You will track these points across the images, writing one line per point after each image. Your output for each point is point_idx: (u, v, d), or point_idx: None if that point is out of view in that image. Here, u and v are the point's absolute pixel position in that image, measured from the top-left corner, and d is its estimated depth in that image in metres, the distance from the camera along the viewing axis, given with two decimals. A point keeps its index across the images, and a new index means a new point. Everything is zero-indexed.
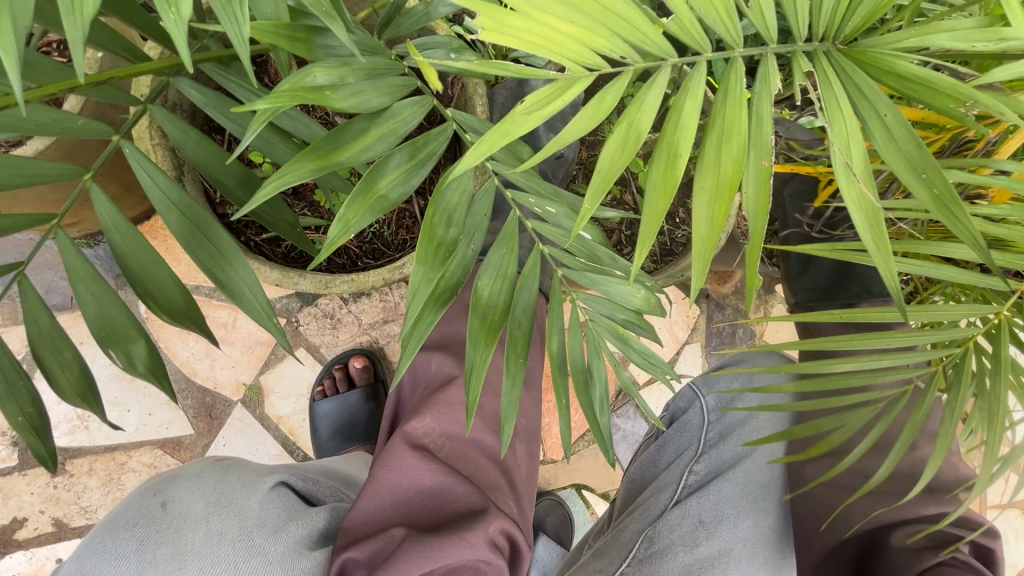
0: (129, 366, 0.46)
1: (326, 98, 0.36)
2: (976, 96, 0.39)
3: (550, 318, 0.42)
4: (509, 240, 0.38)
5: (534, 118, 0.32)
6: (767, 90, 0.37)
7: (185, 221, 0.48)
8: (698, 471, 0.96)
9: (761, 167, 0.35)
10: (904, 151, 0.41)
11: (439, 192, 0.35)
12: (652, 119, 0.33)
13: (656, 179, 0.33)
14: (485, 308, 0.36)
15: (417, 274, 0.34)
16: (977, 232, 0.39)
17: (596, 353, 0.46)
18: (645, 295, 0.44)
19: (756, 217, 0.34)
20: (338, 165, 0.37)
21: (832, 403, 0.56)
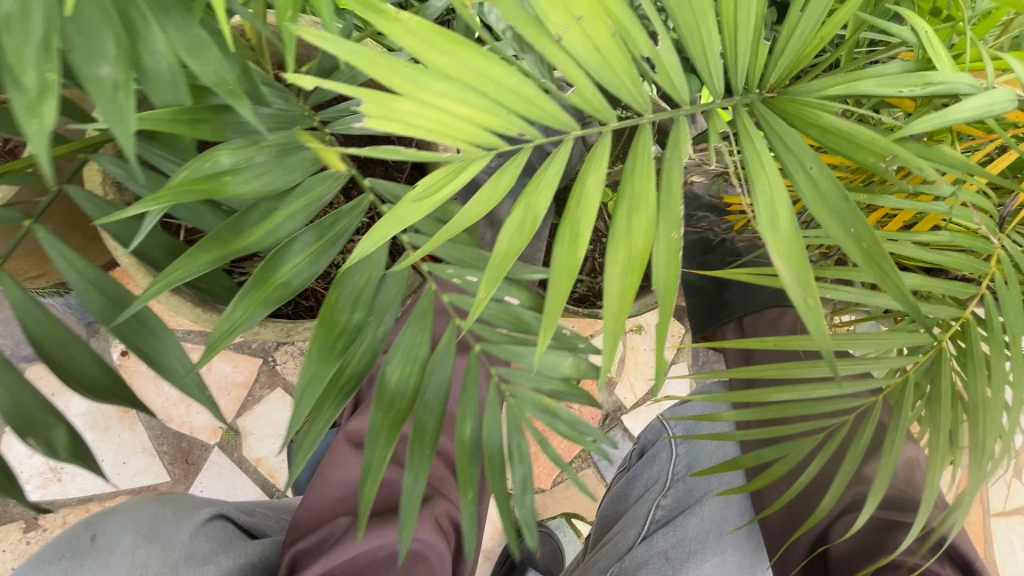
0: (49, 453, 0.45)
1: (224, 184, 0.35)
2: (895, 150, 0.38)
3: (465, 394, 0.43)
4: (421, 320, 0.40)
5: (427, 206, 0.31)
6: (677, 158, 0.36)
7: (103, 299, 0.45)
8: (665, 505, 0.97)
9: (671, 239, 0.34)
10: (831, 205, 0.40)
11: (341, 277, 0.34)
12: (550, 199, 0.32)
13: (560, 259, 0.32)
14: (391, 396, 0.39)
15: (309, 369, 0.33)
16: (907, 289, 0.38)
17: (516, 430, 0.44)
18: (573, 362, 0.43)
19: (666, 292, 0.33)
20: (239, 251, 0.36)
21: (774, 429, 0.55)
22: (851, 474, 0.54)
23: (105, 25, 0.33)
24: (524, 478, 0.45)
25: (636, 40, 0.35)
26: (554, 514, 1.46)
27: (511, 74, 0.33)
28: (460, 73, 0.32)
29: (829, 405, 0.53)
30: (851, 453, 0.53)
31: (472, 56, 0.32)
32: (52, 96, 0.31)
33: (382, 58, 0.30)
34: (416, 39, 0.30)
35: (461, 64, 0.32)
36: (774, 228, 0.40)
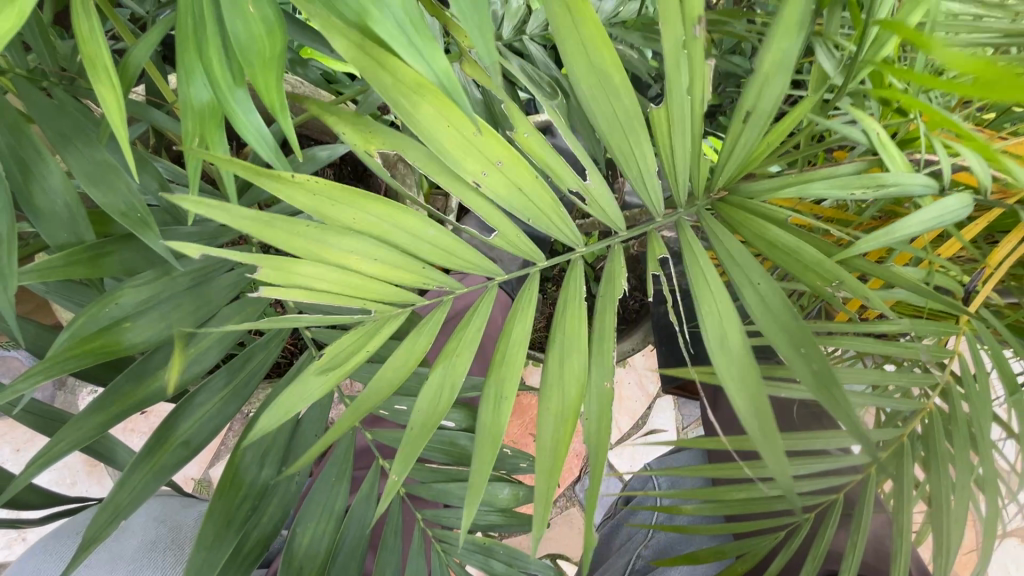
0: None
1: (121, 335, 0.33)
2: (844, 277, 0.36)
3: (384, 543, 0.43)
4: (341, 467, 0.42)
5: (335, 377, 0.29)
6: (610, 294, 0.34)
7: (36, 416, 0.46)
8: (646, 555, 0.95)
9: (604, 388, 0.32)
10: (782, 321, 0.36)
11: (245, 441, 0.37)
12: (468, 361, 0.30)
13: (485, 422, 0.30)
14: (299, 563, 0.39)
15: (195, 560, 0.34)
16: (863, 426, 0.33)
17: (442, 568, 0.45)
18: (510, 493, 0.43)
19: (598, 453, 0.30)
20: (142, 402, 0.34)
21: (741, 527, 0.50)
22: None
23: None
24: None
25: (560, 174, 0.33)
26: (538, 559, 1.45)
27: (427, 225, 0.30)
28: (371, 227, 0.29)
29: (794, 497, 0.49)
30: (814, 552, 0.49)
31: (379, 207, 0.29)
32: None
33: (278, 220, 0.27)
34: (312, 199, 0.27)
35: (371, 217, 0.29)
36: (725, 352, 0.36)
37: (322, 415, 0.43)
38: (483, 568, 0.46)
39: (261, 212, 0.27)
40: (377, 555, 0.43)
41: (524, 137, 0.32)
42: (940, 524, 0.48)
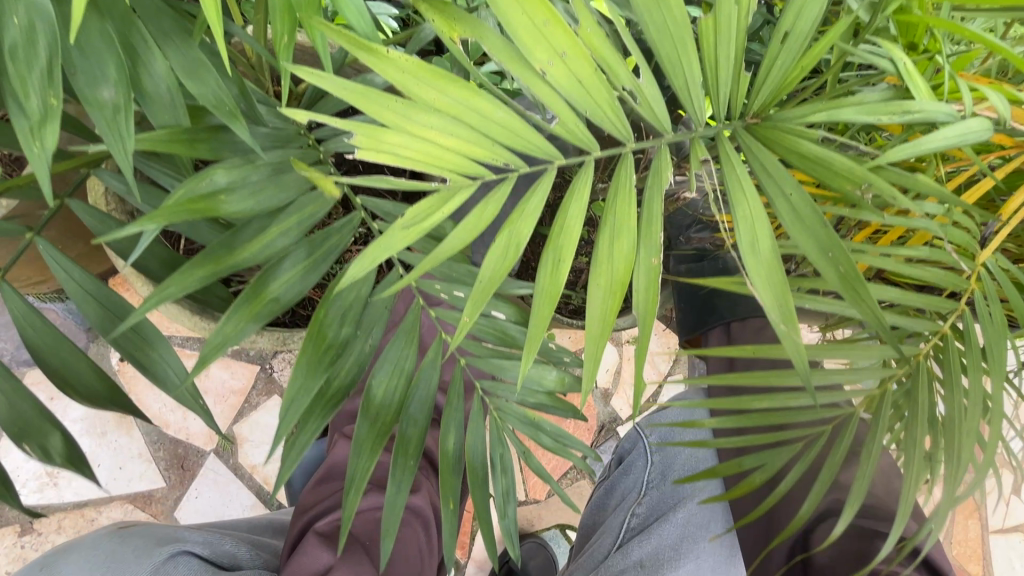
0: (45, 458, 0.46)
1: (218, 203, 0.36)
2: (872, 180, 0.38)
3: (448, 413, 0.46)
4: (407, 335, 0.45)
5: (413, 233, 0.31)
6: (658, 184, 0.36)
7: (100, 307, 0.46)
8: (640, 513, 1.02)
9: (652, 264, 0.34)
10: (812, 231, 0.39)
11: (330, 296, 0.39)
12: (531, 226, 0.32)
13: (543, 283, 0.32)
14: (377, 410, 0.43)
15: (295, 384, 0.38)
16: (881, 316, 0.37)
17: (500, 439, 0.49)
18: (556, 376, 0.47)
19: (647, 316, 0.33)
20: (233, 267, 0.37)
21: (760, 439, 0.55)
22: (829, 484, 0.54)
23: (107, 50, 0.35)
24: (506, 487, 0.50)
25: (615, 71, 0.36)
26: (549, 524, 1.50)
27: (496, 107, 0.34)
28: (448, 107, 0.32)
29: (810, 416, 0.54)
30: (829, 464, 0.54)
31: (457, 90, 0.32)
32: (52, 123, 0.31)
33: (370, 91, 0.31)
34: (402, 76, 0.31)
35: (449, 99, 0.32)
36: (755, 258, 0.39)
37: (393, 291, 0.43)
38: (533, 438, 0.50)
39: (355, 83, 0.30)
40: (441, 415, 0.46)
41: (587, 31, 0.35)
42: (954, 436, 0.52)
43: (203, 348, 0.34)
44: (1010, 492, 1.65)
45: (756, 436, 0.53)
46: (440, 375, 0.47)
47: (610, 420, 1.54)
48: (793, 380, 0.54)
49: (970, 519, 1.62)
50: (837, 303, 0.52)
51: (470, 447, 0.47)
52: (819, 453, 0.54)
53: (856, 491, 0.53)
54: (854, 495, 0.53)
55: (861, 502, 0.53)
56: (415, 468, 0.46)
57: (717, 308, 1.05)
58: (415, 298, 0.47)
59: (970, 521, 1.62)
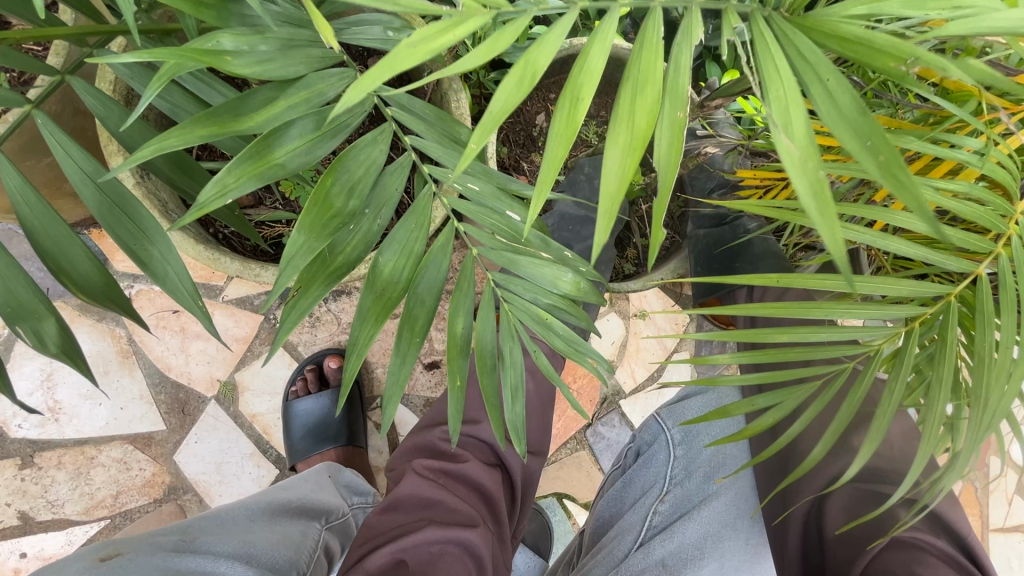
0: (39, 346, 0.46)
1: (224, 62, 0.34)
2: (918, 52, 0.34)
3: (458, 299, 0.47)
4: (417, 218, 0.46)
5: (421, 54, 0.28)
6: (688, 43, 0.35)
7: (102, 196, 0.46)
8: (662, 511, 0.99)
9: (677, 117, 0.33)
10: (847, 116, 0.35)
11: (338, 165, 0.39)
12: (549, 57, 0.31)
13: (559, 124, 0.30)
14: (383, 285, 0.44)
15: (298, 239, 0.37)
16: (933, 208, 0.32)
17: (510, 336, 0.50)
18: (571, 279, 0.49)
19: (666, 169, 0.31)
20: (239, 132, 0.35)
21: (772, 376, 0.55)
22: (847, 421, 0.52)
23: None
24: (515, 384, 0.51)
25: None
26: (547, 491, 1.50)
27: None
28: None
29: (824, 350, 0.54)
30: (849, 399, 0.52)
31: None
32: None
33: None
34: None
35: None
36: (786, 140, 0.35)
37: (405, 174, 0.44)
38: (546, 338, 0.51)
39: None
40: (451, 302, 0.47)
41: None
42: (981, 397, 0.49)
43: (198, 201, 0.33)
44: (1013, 491, 1.62)
45: (768, 373, 0.55)
46: (451, 261, 0.47)
47: (613, 392, 1.53)
48: (815, 313, 0.52)
49: (968, 512, 1.59)
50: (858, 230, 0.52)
51: (478, 333, 0.49)
52: (836, 391, 0.53)
53: (874, 430, 0.52)
54: (869, 437, 0.51)
55: (869, 454, 0.51)
56: (422, 344, 0.47)
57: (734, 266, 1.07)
58: (427, 187, 0.47)
59: (969, 515, 1.59)
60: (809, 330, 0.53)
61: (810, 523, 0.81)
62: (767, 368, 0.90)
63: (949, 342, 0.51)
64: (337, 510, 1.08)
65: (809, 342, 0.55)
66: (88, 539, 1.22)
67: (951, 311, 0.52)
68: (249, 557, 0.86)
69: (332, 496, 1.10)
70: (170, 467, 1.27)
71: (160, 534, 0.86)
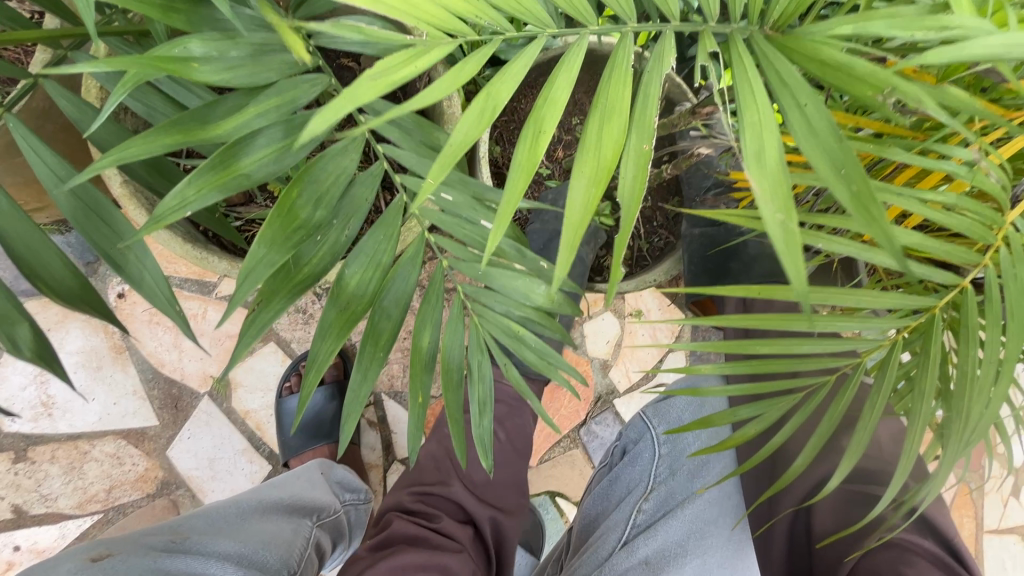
0: (14, 350, 0.45)
1: (191, 69, 0.34)
2: (895, 83, 0.35)
3: (427, 312, 0.47)
4: (386, 229, 0.46)
5: (383, 87, 0.28)
6: (658, 67, 0.35)
7: (77, 202, 0.46)
8: (646, 509, 0.99)
9: (642, 149, 0.32)
10: (823, 143, 0.38)
11: (306, 176, 0.39)
12: (510, 92, 0.30)
13: (521, 157, 0.30)
14: (347, 298, 0.44)
15: (259, 252, 0.37)
16: (895, 236, 0.36)
17: (479, 349, 0.50)
18: (545, 291, 0.48)
19: (629, 206, 0.31)
20: (203, 141, 0.34)
21: (758, 388, 0.54)
22: (829, 434, 0.52)
23: None
24: (482, 398, 0.51)
25: None
26: (539, 489, 1.50)
27: None
28: None
29: (809, 363, 0.53)
30: (829, 414, 0.51)
31: None
32: None
33: None
34: None
35: None
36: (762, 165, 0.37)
37: (376, 184, 0.44)
38: (515, 351, 0.51)
39: None
40: (419, 314, 0.47)
41: None
42: (963, 406, 0.49)
43: (155, 211, 0.33)
44: (1009, 493, 1.61)
45: (757, 384, 0.54)
46: (419, 273, 0.48)
47: (607, 391, 1.53)
48: (799, 324, 0.52)
49: (962, 515, 1.58)
50: (842, 241, 0.51)
51: (446, 346, 0.49)
52: (817, 403, 0.52)
53: (855, 444, 0.51)
54: (853, 445, 0.51)
55: (851, 464, 0.51)
56: (384, 361, 0.47)
57: (728, 268, 1.06)
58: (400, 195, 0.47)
59: (962, 518, 1.59)
60: (794, 341, 0.52)
61: (798, 522, 0.82)
62: (761, 379, 0.89)
63: (931, 351, 0.50)
64: (329, 507, 1.08)
65: (793, 354, 0.55)
66: (81, 533, 1.23)
67: (935, 326, 0.51)
68: (239, 559, 0.86)
69: (323, 493, 1.09)
70: (163, 462, 1.27)
71: (152, 534, 0.86)
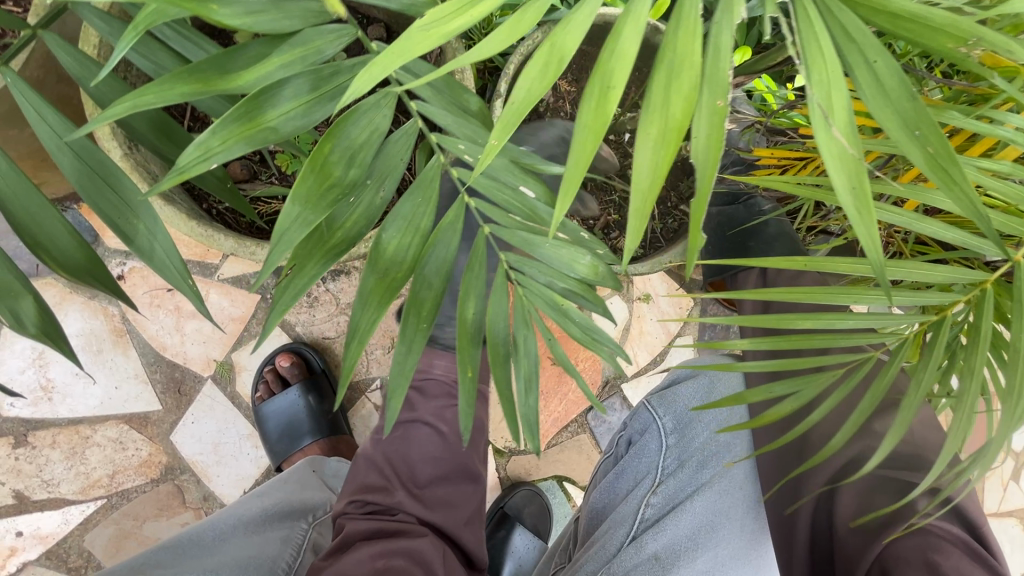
0: (18, 325, 0.44)
1: (210, 11, 0.31)
2: (983, 34, 0.33)
3: (468, 281, 0.45)
4: (424, 192, 0.43)
5: (438, 39, 0.26)
6: (728, 21, 0.31)
7: (79, 163, 0.43)
8: (654, 503, 0.96)
9: (716, 106, 0.29)
10: (894, 104, 0.35)
11: (338, 130, 0.37)
12: (578, 45, 0.27)
13: (586, 118, 0.27)
14: (387, 264, 0.42)
15: (292, 212, 0.35)
16: (974, 197, 0.34)
17: (524, 324, 0.48)
18: (591, 261, 0.47)
19: (706, 169, 0.28)
20: (222, 92, 0.32)
21: (792, 363, 0.53)
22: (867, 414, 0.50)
23: None
24: (528, 375, 0.49)
25: None
26: (546, 473, 1.50)
27: None
28: None
29: (847, 340, 0.52)
30: (873, 392, 0.50)
31: None
32: None
33: None
34: None
35: None
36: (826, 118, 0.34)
37: (411, 142, 0.41)
38: (560, 324, 0.49)
39: None
40: (462, 283, 0.45)
41: None
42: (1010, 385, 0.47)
43: (178, 163, 0.31)
44: (1009, 477, 1.62)
45: (784, 359, 0.52)
46: (460, 242, 0.45)
47: (615, 376, 1.51)
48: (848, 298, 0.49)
49: None
50: (896, 210, 0.50)
51: (491, 319, 0.46)
52: (860, 379, 0.51)
53: (898, 425, 0.49)
54: (893, 427, 0.49)
55: (895, 442, 0.49)
56: (429, 331, 0.45)
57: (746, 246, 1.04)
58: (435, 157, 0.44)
59: None
60: (833, 317, 0.51)
61: (819, 517, 0.78)
62: (782, 356, 0.87)
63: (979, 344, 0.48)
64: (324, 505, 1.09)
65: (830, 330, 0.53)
66: (85, 518, 1.21)
67: (988, 300, 0.49)
68: (238, 567, 0.85)
69: (316, 491, 1.10)
70: (167, 447, 1.25)
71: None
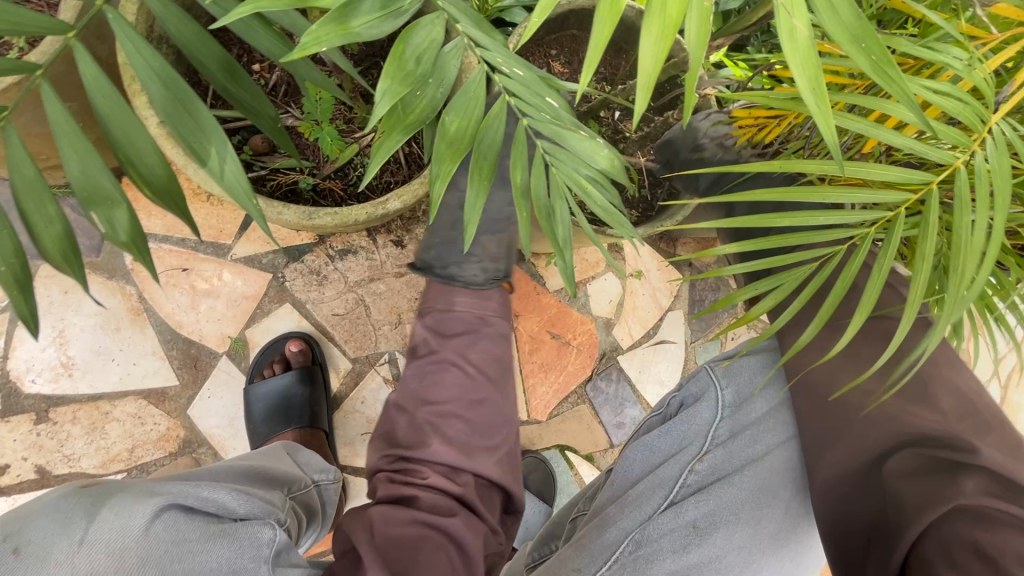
0: (110, 232, 0.48)
1: None
2: None
3: (517, 154, 0.53)
4: (469, 93, 0.50)
5: None
6: None
7: (165, 91, 0.50)
8: (700, 469, 0.92)
9: (703, 8, 0.38)
10: (843, 21, 0.43)
11: (413, 34, 0.44)
12: None
13: (603, 7, 0.35)
14: (451, 137, 0.49)
15: (385, 85, 0.42)
16: (905, 85, 0.44)
17: (557, 192, 0.56)
18: (608, 154, 0.56)
19: (697, 52, 0.37)
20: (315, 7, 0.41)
21: (773, 258, 0.60)
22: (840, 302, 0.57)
23: None
24: (563, 239, 0.57)
25: None
26: (549, 442, 1.56)
27: None
28: None
29: (824, 233, 0.58)
30: (844, 275, 0.57)
31: None
32: None
33: None
34: None
35: None
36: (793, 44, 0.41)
37: (461, 53, 0.49)
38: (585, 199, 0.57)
39: None
40: (514, 153, 0.53)
41: None
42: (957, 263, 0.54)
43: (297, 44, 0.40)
44: None
45: (767, 252, 0.60)
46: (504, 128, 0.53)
47: (611, 348, 1.59)
48: (822, 198, 0.56)
49: None
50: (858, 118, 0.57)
51: (534, 188, 0.53)
52: (833, 267, 0.58)
53: (866, 303, 0.55)
54: (862, 305, 0.55)
55: (863, 320, 0.55)
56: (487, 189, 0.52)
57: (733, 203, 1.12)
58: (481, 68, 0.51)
59: None
60: (811, 214, 0.57)
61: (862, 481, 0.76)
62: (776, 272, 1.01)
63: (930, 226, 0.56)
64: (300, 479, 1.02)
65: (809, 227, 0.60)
66: None
67: (936, 199, 0.56)
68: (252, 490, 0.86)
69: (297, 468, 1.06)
70: (184, 421, 1.29)
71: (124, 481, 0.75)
